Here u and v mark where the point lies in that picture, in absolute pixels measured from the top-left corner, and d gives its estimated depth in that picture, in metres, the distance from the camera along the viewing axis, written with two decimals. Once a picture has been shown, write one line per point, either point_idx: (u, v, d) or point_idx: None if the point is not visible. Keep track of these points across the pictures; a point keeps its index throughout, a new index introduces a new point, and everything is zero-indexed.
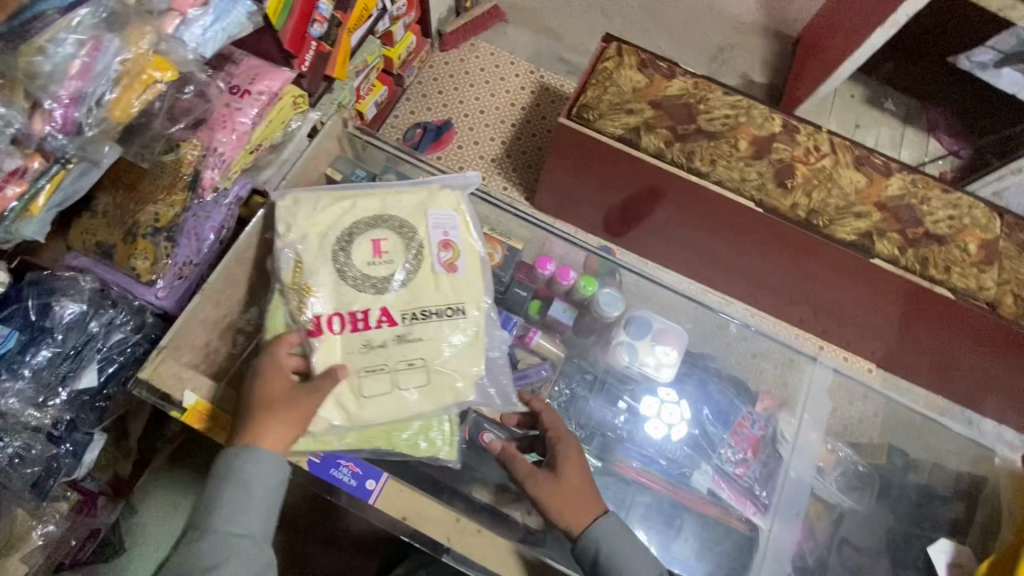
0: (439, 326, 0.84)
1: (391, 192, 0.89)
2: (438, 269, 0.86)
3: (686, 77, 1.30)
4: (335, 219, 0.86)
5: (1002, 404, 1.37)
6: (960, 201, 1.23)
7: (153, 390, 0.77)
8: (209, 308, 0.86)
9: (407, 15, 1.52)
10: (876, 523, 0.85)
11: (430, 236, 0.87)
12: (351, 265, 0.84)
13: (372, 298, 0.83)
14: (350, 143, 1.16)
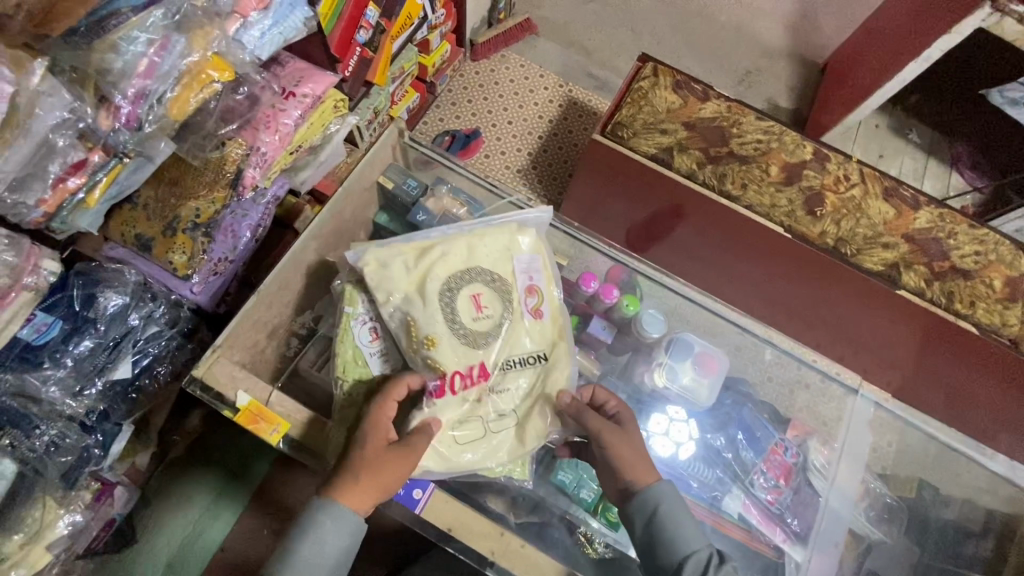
0: (531, 373, 0.84)
1: (474, 236, 0.89)
2: (530, 316, 0.86)
3: (719, 101, 1.32)
4: (429, 272, 0.85)
5: (1016, 443, 1.37)
6: (986, 237, 1.24)
7: (206, 388, 0.78)
8: (262, 310, 0.87)
9: (444, 24, 1.54)
10: (906, 557, 0.83)
11: (518, 281, 0.87)
12: (452, 319, 0.83)
13: (470, 352, 0.82)
14: (404, 153, 1.04)
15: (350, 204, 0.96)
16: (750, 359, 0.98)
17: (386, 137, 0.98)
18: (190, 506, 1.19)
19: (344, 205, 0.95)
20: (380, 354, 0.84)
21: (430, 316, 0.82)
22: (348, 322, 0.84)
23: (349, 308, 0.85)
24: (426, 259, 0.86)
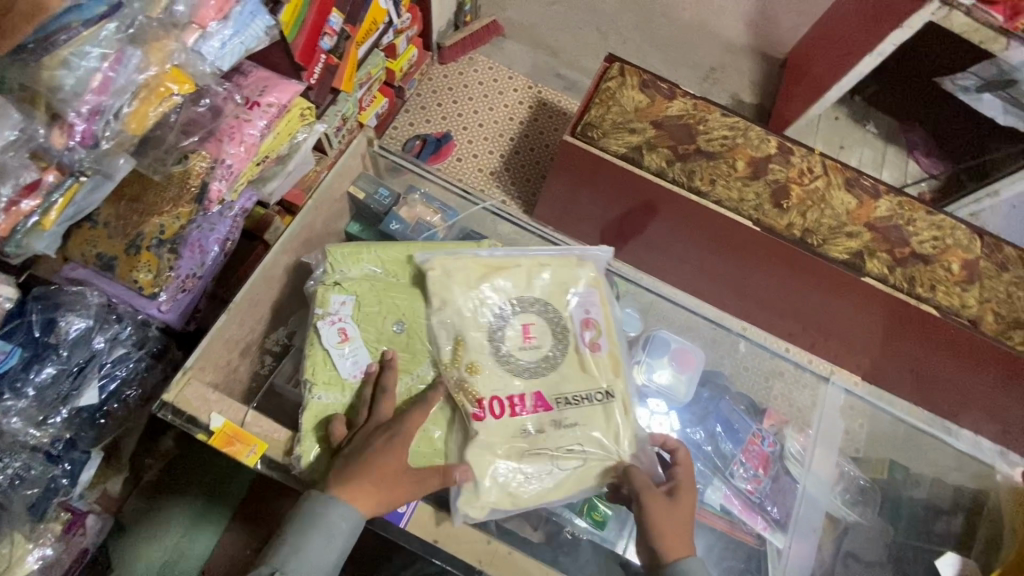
0: (589, 409, 0.83)
1: (538, 263, 0.91)
2: (590, 352, 0.86)
3: (685, 99, 1.34)
4: (494, 294, 0.87)
5: (979, 417, 1.43)
6: (943, 223, 1.29)
7: (177, 413, 0.75)
8: (234, 327, 0.85)
9: (410, 28, 1.53)
10: (882, 537, 0.85)
11: (574, 314, 0.88)
12: (505, 349, 0.84)
13: (524, 382, 0.83)
14: (374, 161, 1.03)
15: (320, 214, 0.95)
16: (726, 352, 1.01)
17: (355, 148, 0.97)
18: (169, 529, 1.13)
19: (315, 216, 0.93)
20: (350, 356, 0.82)
21: (487, 338, 0.84)
22: (315, 324, 0.83)
23: (320, 309, 0.84)
24: (491, 280, 0.88)
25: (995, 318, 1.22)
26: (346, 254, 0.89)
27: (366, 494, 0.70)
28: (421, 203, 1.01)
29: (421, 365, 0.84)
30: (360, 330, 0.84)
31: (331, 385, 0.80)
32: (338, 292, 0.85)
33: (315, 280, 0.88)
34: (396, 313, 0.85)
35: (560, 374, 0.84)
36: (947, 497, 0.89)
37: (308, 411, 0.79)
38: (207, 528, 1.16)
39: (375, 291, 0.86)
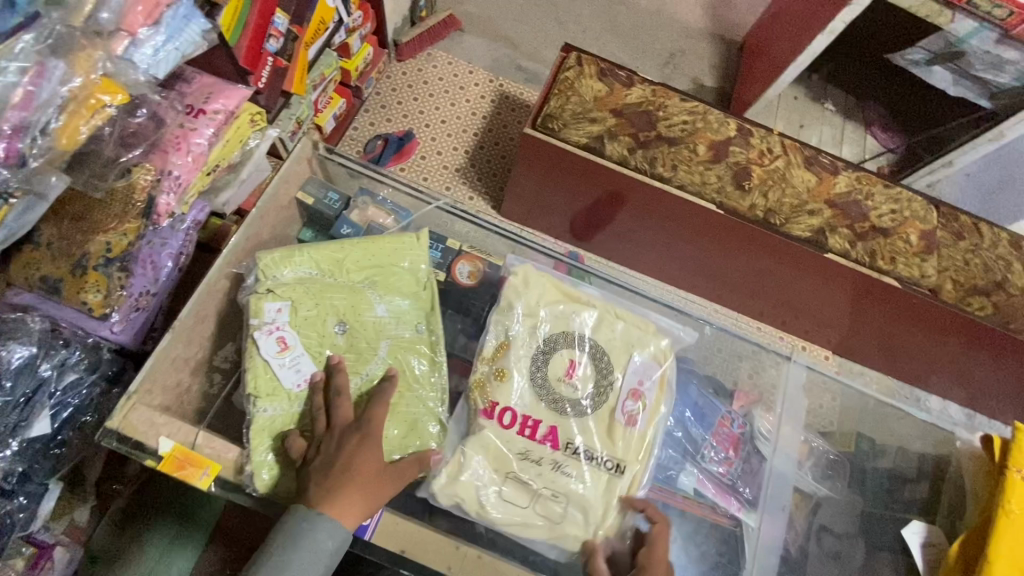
0: (591, 473, 0.81)
1: (617, 318, 0.91)
2: (620, 421, 0.84)
3: (644, 86, 1.34)
4: (568, 324, 0.89)
5: (946, 382, 1.47)
6: (900, 195, 1.32)
7: (124, 440, 0.71)
8: (181, 347, 0.80)
9: (363, 26, 1.50)
10: (851, 508, 0.87)
11: (625, 381, 0.86)
12: (547, 375, 0.85)
13: (553, 418, 0.83)
14: (322, 166, 1.01)
15: (269, 223, 0.92)
16: (692, 336, 1.00)
17: (300, 151, 0.95)
18: (141, 555, 1.05)
19: (262, 226, 0.91)
20: (291, 365, 0.79)
21: (541, 355, 0.86)
22: (251, 336, 0.79)
23: (255, 320, 0.80)
24: (567, 311, 0.90)
25: (954, 286, 1.25)
26: (278, 258, 0.84)
27: (353, 501, 0.69)
28: (371, 205, 0.99)
29: (369, 364, 0.82)
30: (299, 338, 0.80)
31: (275, 395, 0.77)
32: (273, 299, 0.81)
33: (248, 289, 0.83)
34: (335, 315, 0.83)
35: (581, 428, 0.83)
36: (913, 464, 0.91)
37: (253, 426, 0.75)
38: (183, 551, 1.07)
39: (310, 293, 0.83)
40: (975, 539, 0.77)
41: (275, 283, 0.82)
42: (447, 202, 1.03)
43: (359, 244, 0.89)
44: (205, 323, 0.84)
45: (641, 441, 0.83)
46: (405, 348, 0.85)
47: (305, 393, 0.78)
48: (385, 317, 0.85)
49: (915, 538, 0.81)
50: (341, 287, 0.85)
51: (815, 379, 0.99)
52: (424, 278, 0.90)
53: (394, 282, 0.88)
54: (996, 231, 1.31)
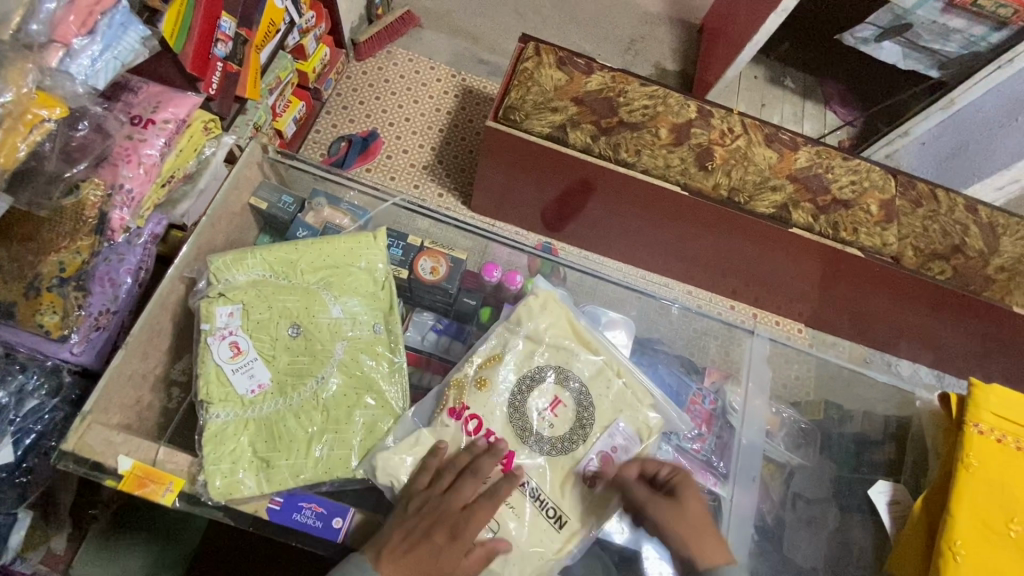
0: (531, 513, 0.74)
1: (614, 375, 0.84)
2: (577, 476, 0.77)
3: (603, 72, 1.35)
4: (571, 361, 0.84)
5: (915, 345, 1.51)
6: (858, 167, 1.35)
7: (80, 461, 0.66)
8: (135, 362, 0.75)
9: (317, 27, 1.47)
10: (823, 474, 0.88)
11: (598, 440, 0.79)
12: (526, 405, 0.80)
13: (520, 449, 0.77)
14: (274, 169, 0.99)
15: (221, 230, 0.89)
16: (662, 318, 1.02)
17: (251, 154, 0.93)
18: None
19: (214, 233, 0.87)
20: (243, 370, 0.76)
21: (531, 380, 0.82)
22: (204, 340, 0.77)
23: (206, 325, 0.77)
24: (569, 349, 0.85)
25: (914, 252, 1.27)
26: (229, 261, 0.81)
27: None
28: (327, 206, 0.97)
29: (325, 367, 0.77)
30: (252, 342, 0.77)
31: (229, 400, 0.74)
32: (225, 303, 0.78)
33: (198, 293, 0.79)
34: (288, 317, 0.79)
35: (538, 470, 0.77)
36: (878, 428, 0.91)
37: (205, 433, 0.72)
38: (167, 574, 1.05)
39: (262, 295, 0.79)
40: (938, 496, 0.75)
41: (226, 287, 0.79)
42: (405, 199, 1.02)
43: (314, 244, 0.85)
44: (160, 336, 0.79)
45: (590, 502, 0.76)
46: (363, 347, 0.79)
47: (259, 400, 0.75)
48: (340, 318, 0.80)
49: (881, 497, 0.82)
50: (295, 289, 0.81)
51: (783, 351, 1.00)
52: (382, 277, 0.86)
53: (349, 283, 0.84)
54: (951, 196, 1.35)
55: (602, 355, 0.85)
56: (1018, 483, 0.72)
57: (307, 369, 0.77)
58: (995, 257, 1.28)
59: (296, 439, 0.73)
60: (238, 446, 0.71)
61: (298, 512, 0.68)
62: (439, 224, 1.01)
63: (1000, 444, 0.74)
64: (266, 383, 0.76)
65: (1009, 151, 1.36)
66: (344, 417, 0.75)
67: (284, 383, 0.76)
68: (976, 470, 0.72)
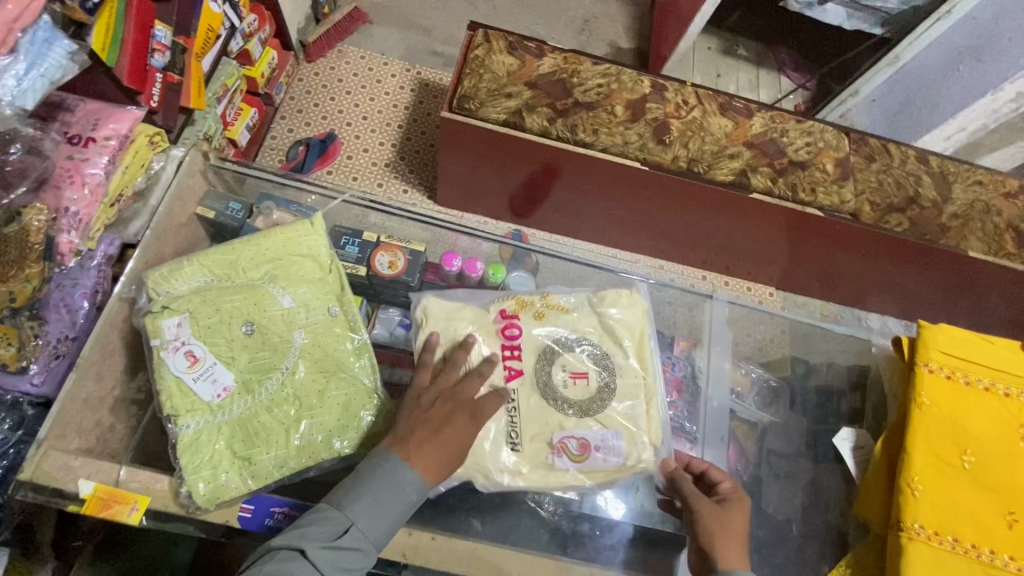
0: (497, 428, 0.77)
1: (644, 401, 0.80)
2: (552, 438, 0.77)
3: (554, 54, 1.35)
4: (622, 356, 0.83)
5: (882, 298, 1.55)
6: (812, 128, 1.37)
7: (40, 489, 0.64)
8: (89, 386, 0.73)
9: (262, 30, 1.44)
10: (796, 428, 0.90)
11: (595, 429, 0.77)
12: (559, 355, 0.82)
13: (533, 385, 0.80)
14: (218, 176, 0.97)
15: (169, 242, 0.87)
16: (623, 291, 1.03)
17: (190, 163, 0.90)
18: None
19: (162, 245, 0.86)
20: (205, 377, 0.73)
21: (574, 344, 0.83)
22: (158, 356, 0.73)
23: (156, 340, 0.74)
24: (619, 347, 0.84)
25: (871, 207, 1.30)
26: (166, 273, 0.79)
27: (442, 464, 0.67)
28: (277, 210, 0.95)
29: (287, 357, 0.76)
30: (208, 347, 0.74)
31: (196, 410, 0.72)
32: (170, 315, 0.75)
33: (140, 311, 0.76)
34: (239, 316, 0.76)
35: (529, 406, 0.78)
36: (842, 377, 0.94)
37: (178, 446, 0.70)
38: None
39: (207, 300, 0.76)
40: (897, 436, 0.78)
41: (168, 299, 0.76)
42: (354, 193, 1.00)
43: (248, 242, 0.83)
44: (115, 356, 0.77)
45: (547, 465, 0.76)
46: (319, 335, 0.78)
47: (228, 402, 0.73)
48: (292, 308, 0.79)
49: (846, 445, 0.84)
50: (238, 288, 0.79)
51: (746, 313, 1.03)
52: (327, 262, 0.85)
53: (295, 271, 0.83)
54: (903, 149, 1.38)
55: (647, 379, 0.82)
56: (969, 416, 0.75)
57: (271, 363, 0.75)
58: (948, 205, 1.32)
59: (274, 432, 0.72)
60: (215, 451, 0.70)
61: (269, 517, 0.68)
62: (395, 217, 1.00)
63: (949, 380, 0.77)
64: (231, 386, 0.73)
65: (954, 101, 1.40)
66: (317, 398, 0.74)
67: (250, 381, 0.74)
68: (928, 408, 0.75)
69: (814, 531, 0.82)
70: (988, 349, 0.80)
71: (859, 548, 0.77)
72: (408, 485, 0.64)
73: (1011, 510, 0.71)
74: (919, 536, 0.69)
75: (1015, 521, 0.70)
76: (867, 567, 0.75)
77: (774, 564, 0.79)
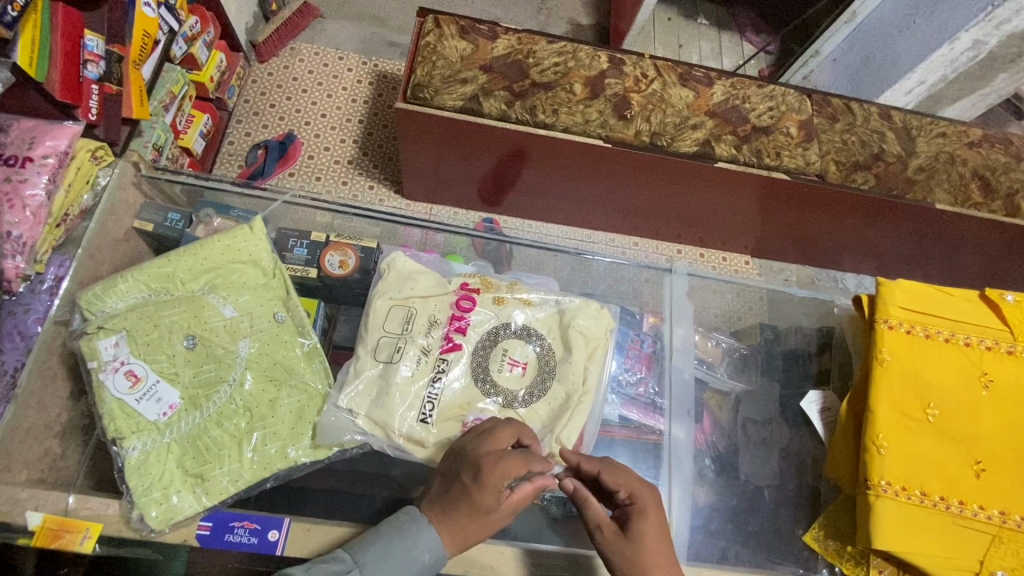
0: (415, 397, 0.78)
1: (573, 407, 0.79)
2: (467, 417, 0.78)
3: (508, 36, 1.32)
4: (567, 358, 0.82)
5: (857, 258, 1.56)
6: (773, 92, 1.36)
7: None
8: (32, 414, 0.71)
9: (205, 31, 1.38)
10: (768, 395, 0.90)
11: (514, 417, 0.79)
12: (503, 341, 0.83)
13: (469, 368, 0.81)
14: (155, 188, 0.94)
15: (105, 260, 0.85)
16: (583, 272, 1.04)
17: (120, 174, 0.88)
18: None
19: (97, 263, 0.83)
20: (150, 397, 0.72)
21: (520, 335, 0.84)
22: (96, 378, 0.72)
23: (93, 362, 0.72)
24: (563, 350, 0.83)
25: (837, 166, 1.29)
26: (99, 291, 0.76)
27: (452, 531, 0.61)
28: (218, 216, 0.93)
29: (234, 369, 0.75)
30: (148, 365, 0.73)
31: (143, 430, 0.71)
32: (106, 335, 0.74)
33: (77, 334, 0.74)
34: (180, 330, 0.75)
35: (454, 381, 0.80)
36: (810, 340, 0.94)
37: (126, 469, 0.69)
38: None
39: (145, 317, 0.75)
40: (861, 395, 0.79)
41: (104, 318, 0.74)
42: (296, 194, 0.99)
43: (185, 252, 0.81)
44: (57, 382, 0.75)
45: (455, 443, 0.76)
46: (267, 341, 0.78)
47: (174, 420, 0.72)
48: (235, 317, 0.78)
49: (813, 408, 0.85)
50: (177, 300, 0.78)
51: (704, 283, 1.03)
52: (270, 266, 0.84)
53: (236, 279, 0.81)
54: (865, 107, 1.38)
55: (584, 387, 0.80)
56: (931, 369, 0.76)
57: (219, 372, 0.75)
58: (913, 158, 1.32)
59: (225, 447, 0.71)
60: (164, 470, 0.69)
61: (231, 532, 0.65)
62: (342, 216, 0.99)
63: (909, 335, 0.77)
64: (177, 403, 0.73)
65: (912, 54, 1.39)
66: (269, 410, 0.74)
67: (196, 396, 0.73)
68: (890, 364, 0.75)
69: (787, 496, 0.83)
70: (947, 301, 0.81)
71: (829, 511, 0.78)
72: (419, 542, 0.60)
73: (978, 459, 0.73)
74: (886, 493, 0.70)
75: (982, 469, 0.72)
76: (842, 528, 0.76)
77: (748, 532, 0.80)
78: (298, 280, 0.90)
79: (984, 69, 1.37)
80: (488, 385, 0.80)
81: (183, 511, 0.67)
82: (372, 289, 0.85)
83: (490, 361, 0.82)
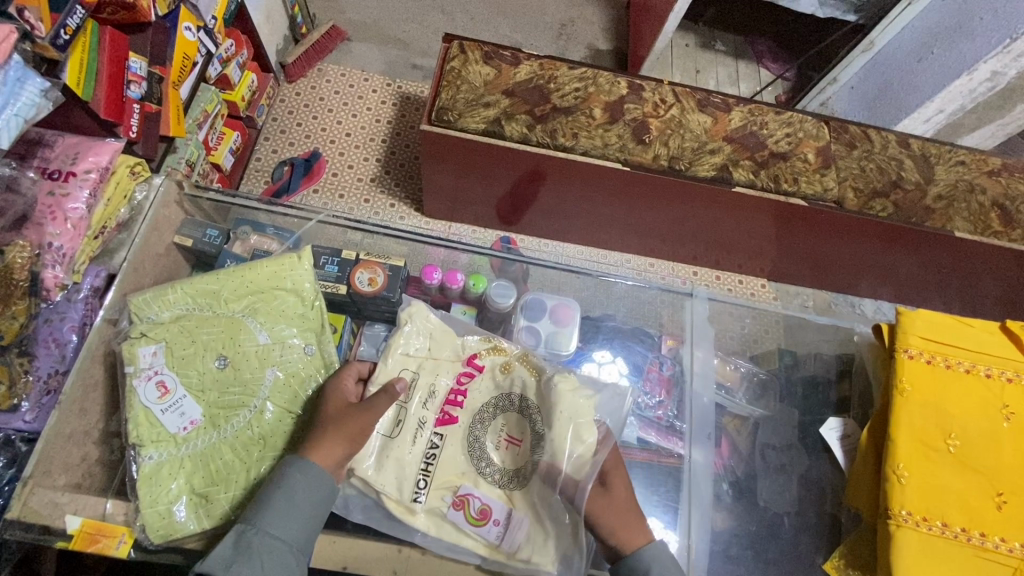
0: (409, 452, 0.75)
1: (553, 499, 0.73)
2: (458, 488, 0.74)
3: (530, 61, 1.35)
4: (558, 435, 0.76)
5: (874, 283, 1.55)
6: (791, 119, 1.37)
7: (27, 527, 0.65)
8: (74, 420, 0.73)
9: (239, 54, 1.45)
10: (788, 421, 0.91)
11: (504, 503, 0.75)
12: (494, 423, 0.81)
13: (467, 440, 0.79)
14: (197, 205, 0.98)
15: (147, 272, 0.88)
16: (604, 292, 1.06)
17: (164, 194, 0.91)
18: None
19: (140, 275, 0.86)
20: (174, 409, 0.74)
21: (524, 413, 0.81)
22: (129, 384, 0.74)
23: (130, 367, 0.75)
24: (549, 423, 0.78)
25: (855, 193, 1.29)
26: (149, 298, 0.80)
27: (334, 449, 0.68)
28: (254, 234, 0.97)
29: (257, 396, 0.76)
30: (179, 378, 0.75)
31: (161, 441, 0.73)
32: (147, 342, 0.76)
33: (122, 335, 0.78)
34: (212, 349, 0.77)
35: (454, 453, 0.77)
36: (830, 367, 0.95)
37: (139, 477, 0.70)
38: None
39: (185, 331, 0.78)
40: (882, 425, 0.79)
41: (147, 326, 0.77)
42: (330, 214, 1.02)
43: (234, 272, 0.83)
44: (97, 390, 0.78)
45: (440, 516, 0.73)
46: (295, 372, 0.79)
47: (193, 436, 0.74)
48: (267, 344, 0.79)
49: (833, 434, 0.85)
50: (217, 319, 0.80)
51: (726, 309, 1.03)
52: (311, 296, 0.85)
53: (276, 305, 0.83)
54: (883, 135, 1.39)
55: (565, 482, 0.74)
56: (954, 401, 0.75)
57: (242, 397, 0.76)
58: (931, 186, 1.32)
59: (234, 471, 0.72)
60: (174, 483, 0.71)
61: None
62: (373, 234, 1.02)
63: (931, 366, 0.77)
64: (198, 419, 0.74)
65: (930, 84, 1.41)
66: (283, 441, 0.74)
67: (216, 417, 0.75)
68: (910, 395, 0.75)
69: (807, 524, 0.82)
70: (969, 332, 0.81)
71: (850, 539, 0.77)
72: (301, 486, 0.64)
73: (1000, 491, 0.72)
74: (907, 524, 0.70)
75: (1003, 501, 0.71)
76: (866, 560, 0.75)
77: (767, 559, 0.80)
78: (328, 296, 0.93)
79: (1003, 100, 1.38)
80: (502, 452, 0.79)
81: (186, 527, 0.69)
82: (388, 339, 0.83)
83: (495, 436, 0.80)
